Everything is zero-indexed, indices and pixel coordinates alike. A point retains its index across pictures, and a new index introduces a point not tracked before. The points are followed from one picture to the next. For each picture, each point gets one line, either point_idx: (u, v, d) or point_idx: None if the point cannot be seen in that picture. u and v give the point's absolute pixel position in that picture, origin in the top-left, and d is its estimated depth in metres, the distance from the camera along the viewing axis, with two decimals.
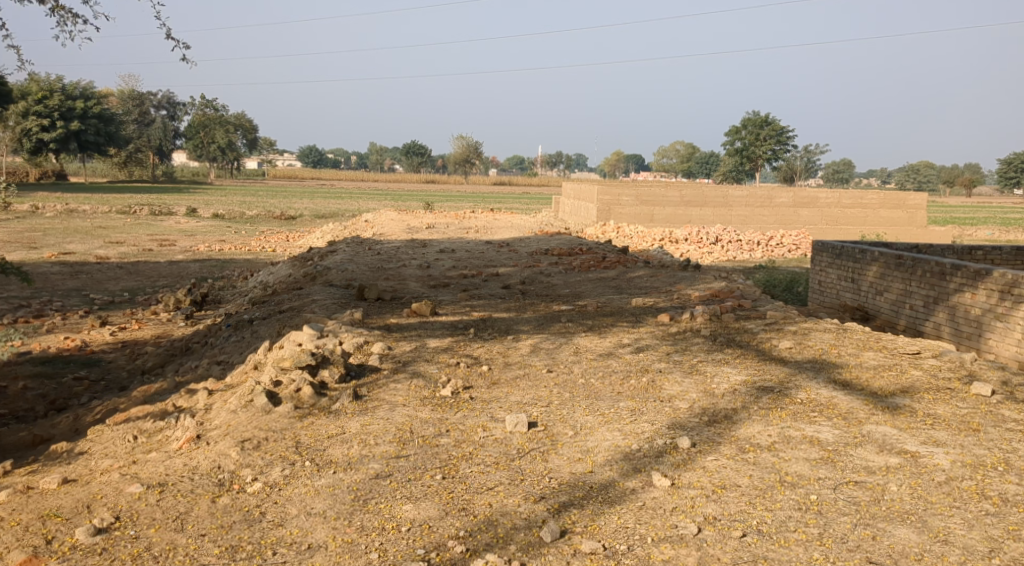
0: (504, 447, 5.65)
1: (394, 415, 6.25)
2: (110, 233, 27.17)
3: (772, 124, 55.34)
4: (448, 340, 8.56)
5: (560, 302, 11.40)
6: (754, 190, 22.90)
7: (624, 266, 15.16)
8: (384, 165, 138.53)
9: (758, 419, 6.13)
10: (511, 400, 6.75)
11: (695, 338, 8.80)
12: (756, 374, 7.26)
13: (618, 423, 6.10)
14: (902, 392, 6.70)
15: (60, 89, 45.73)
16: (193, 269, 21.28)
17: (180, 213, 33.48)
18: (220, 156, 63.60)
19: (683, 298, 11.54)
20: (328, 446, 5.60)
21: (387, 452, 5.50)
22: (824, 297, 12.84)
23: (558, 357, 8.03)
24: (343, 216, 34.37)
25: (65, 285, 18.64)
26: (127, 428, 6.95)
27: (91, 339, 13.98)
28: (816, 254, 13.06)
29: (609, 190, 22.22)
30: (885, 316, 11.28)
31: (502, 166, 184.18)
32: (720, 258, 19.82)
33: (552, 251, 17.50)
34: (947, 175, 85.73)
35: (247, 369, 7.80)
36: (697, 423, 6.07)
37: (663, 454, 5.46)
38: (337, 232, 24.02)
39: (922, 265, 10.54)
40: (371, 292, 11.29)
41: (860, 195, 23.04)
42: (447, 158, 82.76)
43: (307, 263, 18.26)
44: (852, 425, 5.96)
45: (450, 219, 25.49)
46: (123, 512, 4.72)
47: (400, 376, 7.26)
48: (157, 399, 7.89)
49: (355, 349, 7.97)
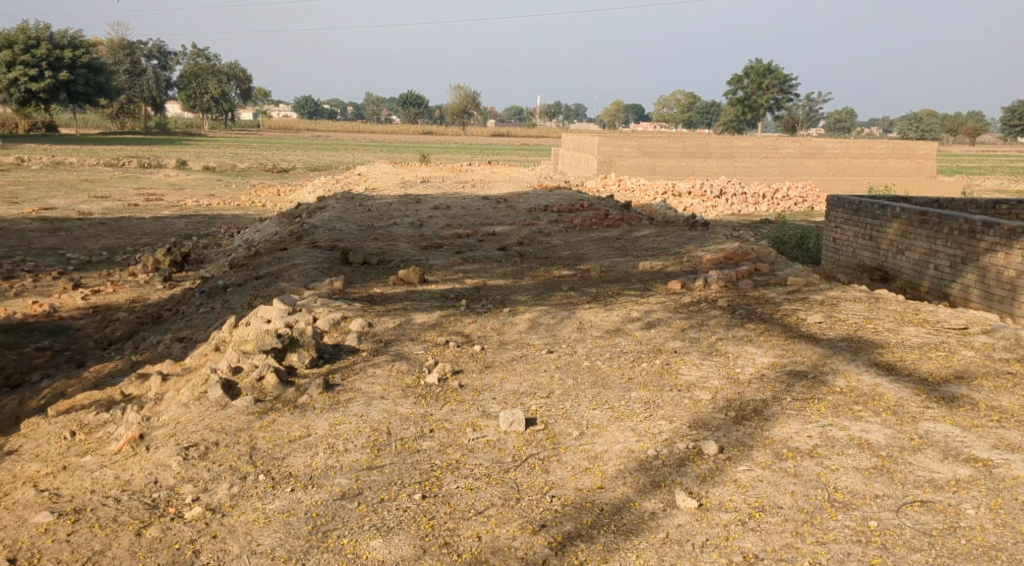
0: (496, 454, 4.78)
1: (370, 410, 5.38)
2: (96, 187, 26.10)
3: (775, 72, 53.87)
4: (437, 314, 7.67)
5: (560, 266, 10.47)
6: (759, 139, 21.79)
7: (628, 224, 14.25)
8: (381, 116, 136.44)
9: (795, 414, 5.25)
10: (506, 389, 5.87)
11: (711, 310, 7.92)
12: (785, 356, 6.37)
13: (631, 421, 5.21)
14: (956, 378, 5.80)
15: (48, 37, 44.15)
16: (178, 225, 20.30)
17: (170, 165, 32.30)
18: (214, 107, 62.07)
19: (694, 260, 10.61)
20: (286, 454, 4.73)
21: (358, 463, 4.63)
22: (839, 256, 11.88)
23: (560, 334, 7.14)
24: (337, 170, 33.24)
25: (42, 243, 17.68)
26: (67, 420, 6.09)
27: (62, 303, 13.08)
28: (831, 209, 12.05)
29: (610, 141, 21.13)
30: (906, 277, 10.37)
31: (501, 117, 181.44)
32: (725, 212, 18.90)
33: (552, 207, 16.58)
34: (950, 123, 84.01)
35: (208, 350, 6.92)
36: (722, 420, 5.17)
37: (686, 463, 4.59)
38: (329, 186, 22.95)
39: (949, 223, 9.63)
40: (356, 257, 10.35)
41: (869, 145, 21.98)
42: (444, 107, 80.69)
43: (294, 221, 17.30)
44: (905, 422, 5.04)
45: (445, 172, 24.49)
46: (22, 553, 3.92)
47: (381, 360, 6.37)
48: (108, 384, 7.00)
49: (331, 327, 7.07)
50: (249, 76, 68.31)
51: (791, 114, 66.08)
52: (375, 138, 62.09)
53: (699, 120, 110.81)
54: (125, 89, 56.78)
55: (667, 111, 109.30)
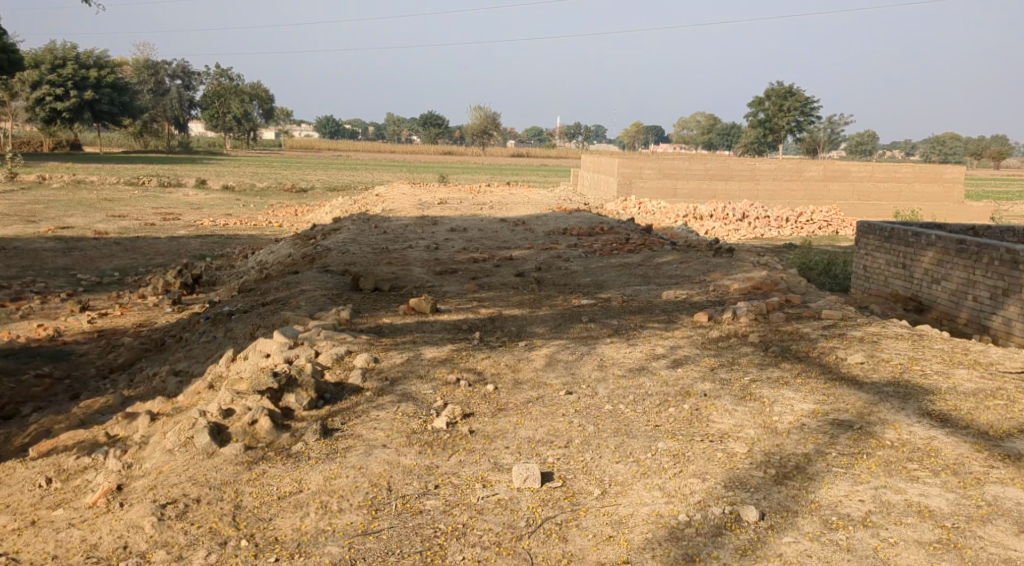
0: (509, 517, 4.30)
1: (369, 461, 4.88)
2: (114, 205, 25.85)
3: (796, 94, 53.25)
4: (448, 348, 7.16)
5: (579, 294, 9.96)
6: (782, 162, 21.21)
7: (651, 249, 13.73)
8: (402, 137, 136.68)
9: (842, 472, 4.71)
10: (520, 436, 5.36)
11: (742, 347, 7.37)
12: (827, 403, 5.80)
13: (658, 477, 4.70)
14: (1021, 432, 5.22)
15: (74, 57, 44.30)
16: (192, 246, 19.95)
17: (189, 184, 32.06)
18: (236, 127, 62.14)
19: (721, 289, 10.07)
20: (274, 514, 4.31)
21: (352, 528, 4.20)
22: (869, 284, 11.27)
23: (580, 373, 6.62)
24: (355, 190, 32.92)
25: (54, 263, 17.35)
26: (46, 463, 5.66)
27: (67, 327, 12.68)
28: (860, 235, 11.45)
29: (631, 162, 20.66)
30: (942, 308, 9.78)
31: (521, 138, 181.61)
32: (748, 236, 18.35)
33: (571, 230, 16.11)
34: (974, 146, 82.87)
35: (202, 386, 6.46)
36: (761, 479, 4.63)
37: (722, 533, 4.11)
38: (347, 207, 22.55)
39: (990, 252, 9.07)
40: (366, 283, 9.86)
41: (895, 168, 21.39)
42: (464, 127, 80.63)
43: (308, 243, 16.89)
44: (969, 485, 4.49)
45: (464, 192, 24.10)
46: None
47: (385, 401, 5.87)
48: (96, 421, 6.54)
49: (334, 362, 6.59)
50: (271, 96, 68.45)
51: (812, 135, 65.27)
52: (394, 158, 61.90)
53: (720, 142, 110.24)
54: (149, 108, 56.84)
55: (688, 133, 108.65)
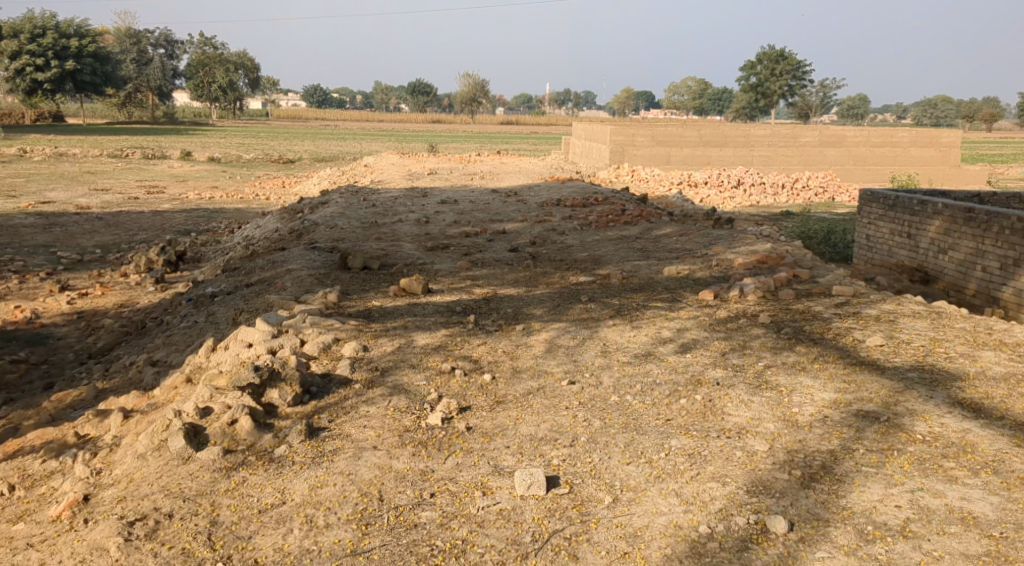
0: (512, 531, 4.02)
1: (358, 465, 4.51)
2: (97, 179, 25.20)
3: (788, 58, 52.58)
4: (442, 333, 6.74)
5: (577, 271, 9.52)
6: (777, 127, 20.71)
7: (648, 221, 13.29)
8: (390, 104, 135.24)
9: (873, 474, 4.33)
10: (521, 433, 4.96)
11: (752, 328, 6.98)
12: (850, 392, 5.41)
13: (674, 481, 4.32)
14: None
15: (54, 26, 43.17)
16: (177, 220, 19.43)
17: (173, 156, 31.34)
18: (221, 97, 61.00)
19: (725, 264, 9.64)
20: (254, 531, 4.04)
21: (340, 547, 3.93)
22: (872, 254, 10.84)
23: (582, 360, 6.22)
24: (344, 160, 32.29)
25: (34, 240, 16.81)
26: (9, 467, 5.24)
27: (45, 308, 12.20)
28: (863, 203, 10.99)
29: (623, 129, 20.08)
30: (949, 278, 9.38)
31: (509, 106, 180.26)
32: (743, 203, 17.91)
33: (565, 201, 15.66)
34: (965, 108, 82.26)
35: (179, 381, 6.04)
36: (787, 483, 4.26)
37: (750, 549, 3.85)
38: (335, 179, 21.98)
39: (1001, 221, 8.66)
40: (355, 262, 9.40)
41: (891, 133, 20.92)
42: (452, 95, 79.61)
43: (294, 217, 16.38)
44: (1013, 487, 4.17)
45: (454, 162, 23.59)
46: None
47: (375, 395, 5.45)
48: (67, 418, 6.11)
49: (320, 352, 6.16)
50: (256, 64, 67.18)
51: (804, 99, 64.61)
52: (382, 126, 60.94)
53: (712, 108, 109.06)
54: (132, 78, 55.65)
55: (680, 98, 107.63)
